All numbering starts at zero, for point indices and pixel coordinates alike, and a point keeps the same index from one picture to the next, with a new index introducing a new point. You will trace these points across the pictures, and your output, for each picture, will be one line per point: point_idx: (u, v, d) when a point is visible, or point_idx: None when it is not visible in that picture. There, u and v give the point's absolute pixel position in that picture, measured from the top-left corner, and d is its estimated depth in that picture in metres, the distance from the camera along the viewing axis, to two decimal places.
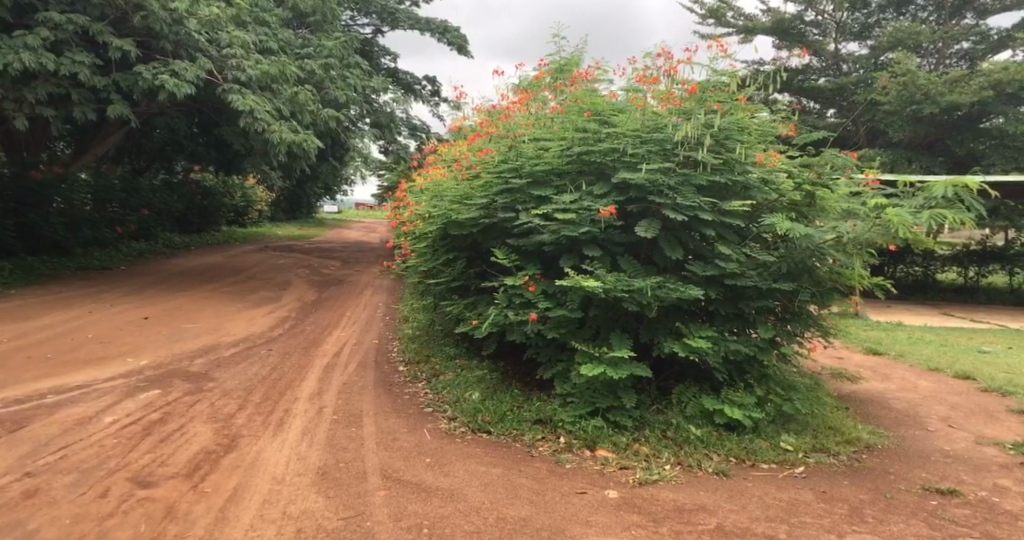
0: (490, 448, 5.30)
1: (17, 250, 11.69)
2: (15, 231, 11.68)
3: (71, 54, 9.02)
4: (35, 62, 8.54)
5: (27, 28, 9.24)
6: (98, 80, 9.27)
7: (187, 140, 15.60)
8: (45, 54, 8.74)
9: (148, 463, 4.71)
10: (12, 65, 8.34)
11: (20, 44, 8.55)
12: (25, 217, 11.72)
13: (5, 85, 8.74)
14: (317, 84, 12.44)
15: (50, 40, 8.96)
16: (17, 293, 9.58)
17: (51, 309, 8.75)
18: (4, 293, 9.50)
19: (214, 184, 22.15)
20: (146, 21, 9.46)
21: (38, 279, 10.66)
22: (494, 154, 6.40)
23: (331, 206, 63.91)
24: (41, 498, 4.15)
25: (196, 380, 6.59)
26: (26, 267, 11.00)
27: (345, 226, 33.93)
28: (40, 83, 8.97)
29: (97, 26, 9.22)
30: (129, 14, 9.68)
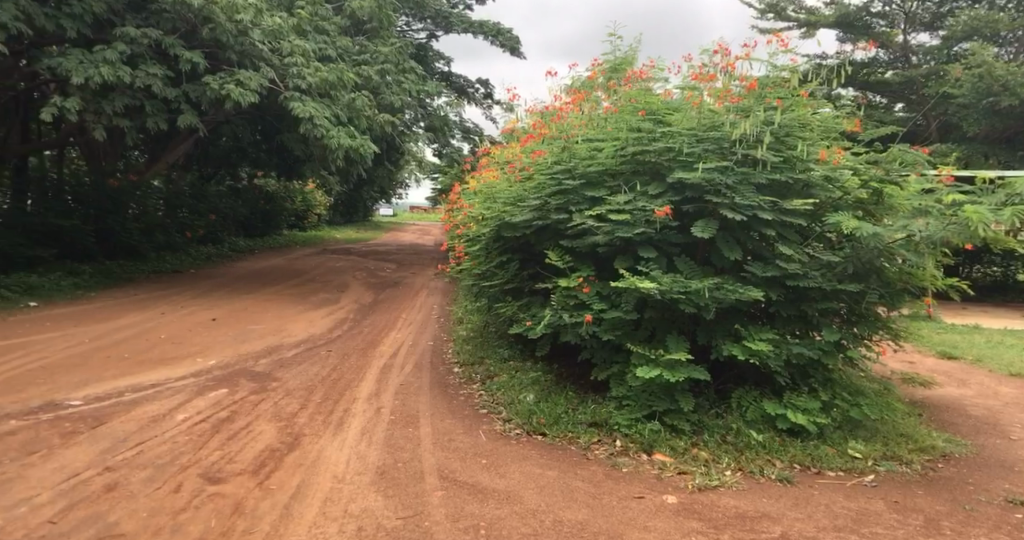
0: (545, 450, 5.30)
1: (98, 255, 12.33)
2: (98, 237, 12.35)
3: (146, 67, 9.43)
4: (113, 76, 8.96)
5: (104, 43, 9.69)
6: (170, 91, 9.66)
7: (251, 148, 16.10)
8: (123, 67, 9.16)
9: (217, 459, 4.89)
10: (92, 79, 8.79)
11: (99, 58, 8.98)
12: (106, 223, 12.37)
13: (87, 99, 9.23)
14: (374, 89, 12.68)
15: (127, 54, 9.40)
16: (98, 296, 10.07)
17: (128, 311, 9.16)
18: (86, 295, 10.04)
19: (276, 189, 22.89)
20: (215, 33, 9.82)
21: (115, 281, 11.23)
22: (546, 156, 6.43)
23: (388, 209, 65.03)
24: (120, 491, 4.36)
25: (261, 379, 6.81)
26: (105, 271, 11.58)
27: (401, 230, 34.52)
28: (118, 96, 9.41)
29: (168, 40, 9.60)
30: (198, 27, 10.01)
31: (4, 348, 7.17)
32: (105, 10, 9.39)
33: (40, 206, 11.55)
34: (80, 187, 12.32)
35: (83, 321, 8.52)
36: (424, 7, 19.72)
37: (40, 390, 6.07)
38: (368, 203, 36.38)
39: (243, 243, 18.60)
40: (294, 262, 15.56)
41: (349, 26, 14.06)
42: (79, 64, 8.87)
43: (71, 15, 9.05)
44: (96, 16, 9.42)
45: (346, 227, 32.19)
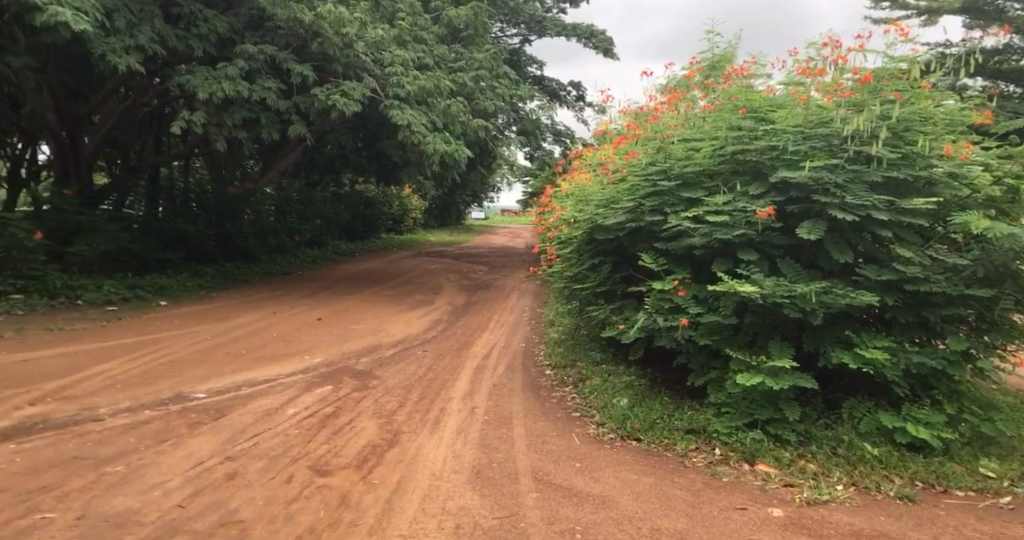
0: (640, 456, 5.21)
1: (218, 258, 13.22)
2: (219, 241, 13.24)
3: (262, 81, 10.00)
4: (233, 90, 9.57)
5: (227, 60, 10.37)
6: (282, 103, 10.21)
7: (352, 155, 16.76)
8: (242, 82, 9.76)
9: (325, 452, 5.12)
10: (216, 94, 9.43)
11: (221, 74, 9.62)
12: (226, 228, 13.26)
13: (211, 112, 9.90)
14: (468, 95, 12.93)
15: (246, 70, 10.01)
16: (217, 295, 10.78)
17: (243, 310, 9.76)
18: (207, 294, 10.79)
19: (375, 194, 23.78)
20: (323, 46, 10.30)
21: (230, 282, 12.00)
22: (640, 157, 6.31)
23: (479, 213, 66.06)
24: (238, 480, 4.64)
25: (362, 377, 7.07)
26: (225, 272, 12.40)
27: (494, 232, 35.02)
28: (238, 109, 10.01)
29: (282, 55, 10.15)
30: (308, 41, 10.51)
31: (137, 343, 7.79)
32: (227, 29, 10.06)
33: (169, 212, 12.49)
34: (204, 194, 13.29)
35: (204, 318, 9.15)
36: (518, 13, 19.91)
37: (168, 383, 6.56)
38: (461, 206, 37.11)
39: (345, 246, 19.41)
40: (391, 265, 16.09)
41: (446, 34, 14.38)
42: (205, 81, 9.53)
43: (198, 35, 9.77)
44: (219, 35, 10.09)
45: (440, 230, 32.98)
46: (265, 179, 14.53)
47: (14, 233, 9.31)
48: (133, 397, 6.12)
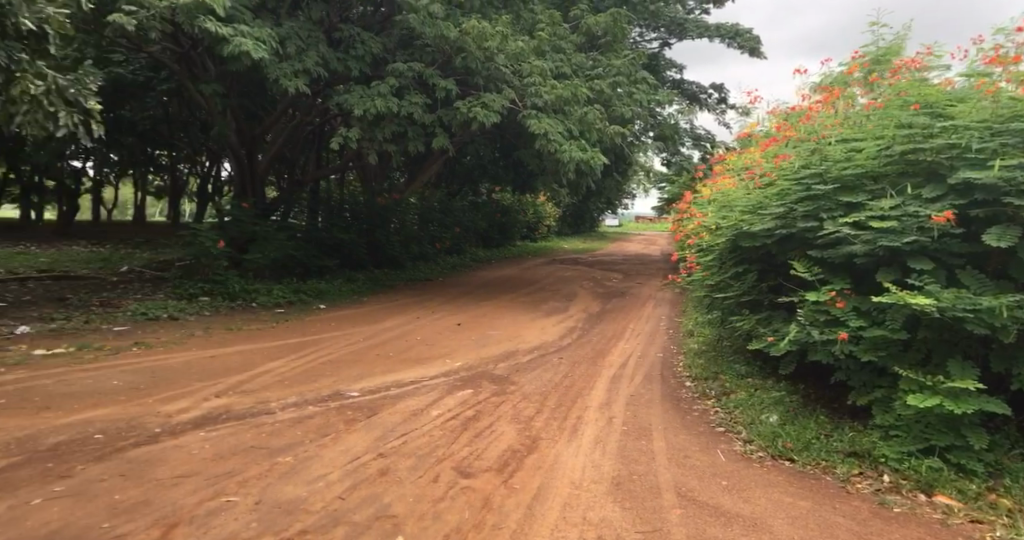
0: (795, 478, 4.88)
1: (368, 264, 14.10)
2: (369, 248, 14.12)
3: (410, 97, 10.53)
4: (385, 106, 10.15)
5: (380, 78, 11.02)
6: (427, 117, 10.67)
7: (490, 165, 17.23)
8: (392, 98, 10.34)
9: (468, 454, 5.26)
10: (370, 110, 10.05)
11: (375, 92, 10.24)
12: (376, 236, 14.10)
13: (366, 128, 10.56)
14: (605, 102, 12.90)
15: (396, 86, 10.59)
16: (368, 300, 11.46)
17: (391, 314, 10.32)
18: (359, 298, 11.51)
19: (510, 202, 24.32)
20: (466, 60, 10.68)
21: (376, 287, 12.72)
22: (793, 159, 5.94)
23: (612, 220, 65.54)
24: (390, 476, 4.87)
25: (500, 382, 7.20)
26: (374, 278, 13.18)
27: (628, 239, 34.61)
28: (389, 124, 10.59)
29: (430, 71, 10.64)
30: (453, 56, 10.95)
31: (299, 343, 8.46)
32: (380, 49, 10.73)
33: (327, 222, 13.47)
34: (357, 204, 14.23)
35: (355, 321, 9.76)
36: (658, 17, 19.59)
37: (327, 381, 7.06)
38: (594, 214, 37.08)
39: (482, 253, 20.00)
40: (525, 272, 16.34)
41: (584, 43, 14.46)
42: (361, 99, 10.18)
43: (355, 57, 10.50)
44: (372, 56, 10.76)
45: (574, 237, 33.11)
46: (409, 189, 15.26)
47: (203, 242, 10.81)
48: (297, 393, 6.64)
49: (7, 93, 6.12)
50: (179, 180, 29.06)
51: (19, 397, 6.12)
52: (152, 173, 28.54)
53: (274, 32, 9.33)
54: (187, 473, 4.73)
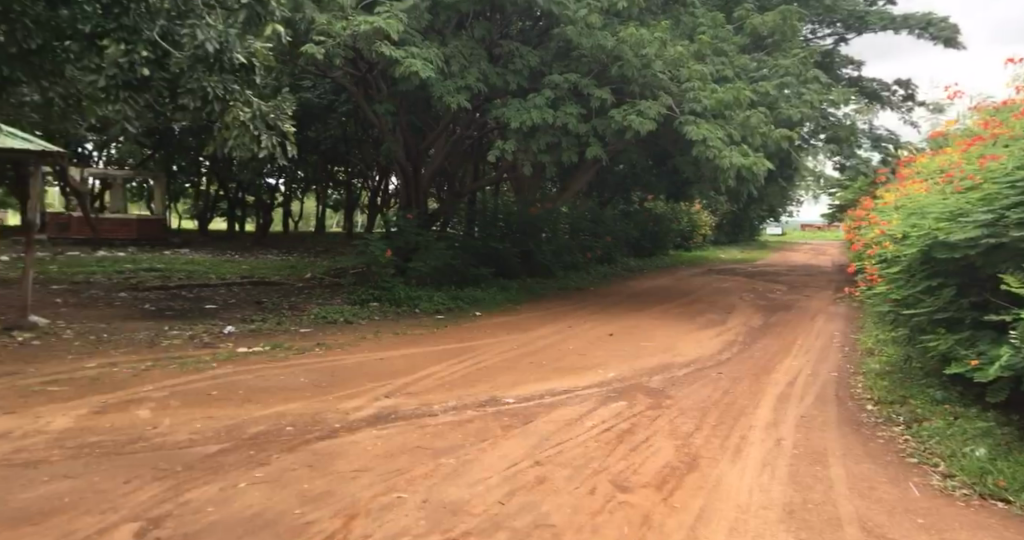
0: (1010, 522, 4.26)
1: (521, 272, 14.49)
2: (522, 257, 14.50)
3: (565, 107, 10.63)
4: (540, 118, 10.35)
5: (537, 91, 11.23)
6: (582, 127, 10.71)
7: (644, 173, 16.95)
8: (547, 110, 10.51)
9: (625, 468, 5.17)
10: (526, 123, 10.30)
11: (531, 104, 10.48)
12: (529, 245, 14.43)
13: (520, 140, 10.82)
14: (771, 105, 12.27)
15: (552, 98, 10.76)
16: (522, 308, 11.70)
17: (546, 323, 10.47)
18: (512, 306, 11.80)
19: (664, 211, 23.83)
20: (622, 69, 10.63)
21: (530, 295, 12.99)
22: (1004, 160, 5.27)
23: (775, 228, 61.75)
24: (548, 485, 4.90)
25: (656, 395, 7.03)
26: (526, 287, 13.48)
27: (792, 249, 32.57)
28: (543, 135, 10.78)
29: (584, 81, 10.70)
30: (609, 65, 10.94)
31: (458, 349, 8.82)
32: (538, 62, 10.95)
33: (482, 232, 14.00)
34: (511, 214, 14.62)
35: (510, 328, 10.01)
36: (834, 11, 18.28)
37: (483, 387, 7.28)
38: (754, 221, 35.30)
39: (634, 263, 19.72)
40: (680, 282, 15.89)
41: (748, 44, 13.85)
42: (518, 112, 10.47)
43: (514, 71, 10.83)
44: (530, 69, 11.03)
45: (732, 246, 31.75)
46: (561, 199, 15.40)
47: (374, 251, 11.77)
48: (457, 397, 6.92)
49: (224, 119, 7.13)
50: (353, 193, 31.60)
51: (226, 389, 6.93)
52: (330, 186, 31.29)
53: (439, 52, 9.90)
54: (362, 468, 5.07)
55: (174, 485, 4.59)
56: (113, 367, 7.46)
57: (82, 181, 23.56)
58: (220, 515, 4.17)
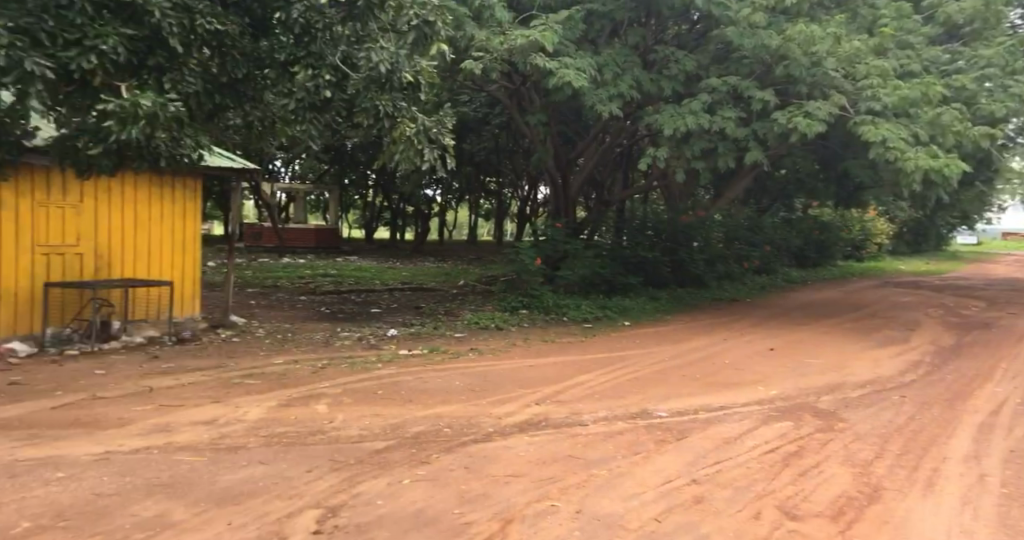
0: None
1: (672, 282, 14.21)
2: (672, 266, 14.20)
3: (723, 111, 10.23)
4: (695, 123, 10.04)
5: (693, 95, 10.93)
6: (741, 131, 10.23)
7: (810, 179, 15.93)
8: (704, 114, 10.17)
9: (792, 494, 4.82)
10: (680, 128, 10.05)
11: (686, 109, 10.21)
12: (680, 254, 14.09)
13: (672, 146, 10.58)
14: (968, 100, 11.05)
15: (709, 102, 10.41)
16: (674, 319, 11.38)
17: (700, 335, 10.10)
18: (664, 317, 11.54)
19: (833, 219, 22.22)
20: (788, 69, 10.06)
21: (684, 305, 12.65)
22: None
23: (963, 235, 55.29)
24: (707, 506, 4.67)
25: (826, 417, 6.52)
26: (677, 297, 13.15)
27: (988, 261, 29.02)
28: (697, 140, 10.46)
29: (745, 83, 10.25)
30: (774, 65, 10.39)
31: (608, 359, 8.75)
32: (694, 66, 10.63)
33: (631, 240, 13.86)
34: (661, 222, 14.31)
35: (664, 340, 9.79)
36: None
37: (635, 398, 7.15)
38: (940, 230, 31.91)
39: (795, 274, 18.49)
40: (851, 295, 14.71)
41: (940, 34, 12.58)
42: (672, 117, 10.24)
43: (670, 77, 10.61)
44: (686, 74, 10.77)
45: (913, 257, 28.90)
46: (715, 206, 14.83)
47: (523, 259, 12.05)
48: (609, 408, 6.85)
49: (392, 134, 7.39)
50: (504, 202, 32.48)
51: (392, 389, 7.36)
52: (483, 196, 32.41)
53: (593, 61, 10.00)
54: (516, 474, 5.15)
55: (347, 478, 4.91)
56: (295, 364, 8.20)
57: (269, 194, 26.32)
58: (389, 509, 4.39)
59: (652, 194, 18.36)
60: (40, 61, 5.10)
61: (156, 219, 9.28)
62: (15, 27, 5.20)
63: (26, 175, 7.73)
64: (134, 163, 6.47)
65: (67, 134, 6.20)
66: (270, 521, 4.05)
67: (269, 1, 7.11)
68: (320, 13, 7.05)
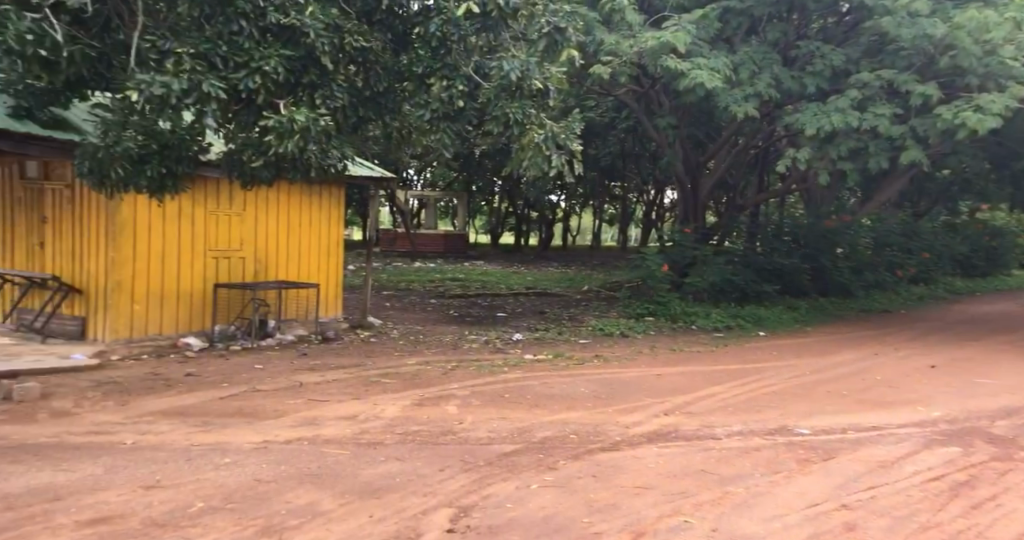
0: None
1: (813, 292, 13.51)
2: (812, 275, 13.53)
3: (875, 108, 9.50)
4: (842, 122, 9.41)
5: (839, 92, 10.33)
6: (897, 128, 9.46)
7: (978, 180, 14.58)
8: (853, 112, 9.50)
9: (970, 530, 4.15)
10: (824, 128, 9.47)
11: (832, 107, 9.60)
12: (820, 262, 13.40)
13: (815, 147, 10.00)
14: None
15: (859, 99, 9.72)
16: (815, 330, 10.68)
17: (844, 348, 9.41)
18: (804, 327, 10.88)
19: (1006, 224, 20.12)
20: (956, 59, 9.19)
21: (827, 316, 11.91)
22: None
23: None
24: (863, 534, 4.09)
25: (1003, 444, 5.82)
26: (819, 307, 12.43)
27: None
28: (844, 140, 9.80)
29: (902, 77, 9.48)
30: (938, 56, 9.53)
31: (741, 371, 8.35)
32: (843, 61, 10.06)
33: (766, 247, 13.31)
34: (799, 227, 13.66)
35: (806, 352, 9.23)
36: None
37: (775, 413, 6.76)
38: None
39: (954, 284, 16.83)
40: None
41: None
42: (815, 116, 9.69)
43: (814, 73, 10.04)
44: (833, 69, 10.14)
45: None
46: (863, 211, 13.89)
47: (650, 265, 11.83)
48: (746, 422, 6.52)
49: (521, 142, 7.32)
50: (627, 207, 32.11)
51: (518, 393, 7.42)
52: (607, 201, 32.26)
53: (728, 61, 9.71)
54: (644, 486, 4.80)
55: (478, 479, 4.90)
56: (426, 365, 8.50)
57: (403, 202, 27.73)
58: (519, 513, 4.21)
59: (792, 199, 17.65)
60: (215, 83, 5.64)
61: (306, 225, 9.99)
62: (197, 53, 5.90)
63: (200, 187, 8.60)
64: (290, 176, 6.96)
65: (233, 149, 6.78)
66: (408, 516, 4.06)
67: (410, 17, 7.48)
68: (456, 25, 7.23)
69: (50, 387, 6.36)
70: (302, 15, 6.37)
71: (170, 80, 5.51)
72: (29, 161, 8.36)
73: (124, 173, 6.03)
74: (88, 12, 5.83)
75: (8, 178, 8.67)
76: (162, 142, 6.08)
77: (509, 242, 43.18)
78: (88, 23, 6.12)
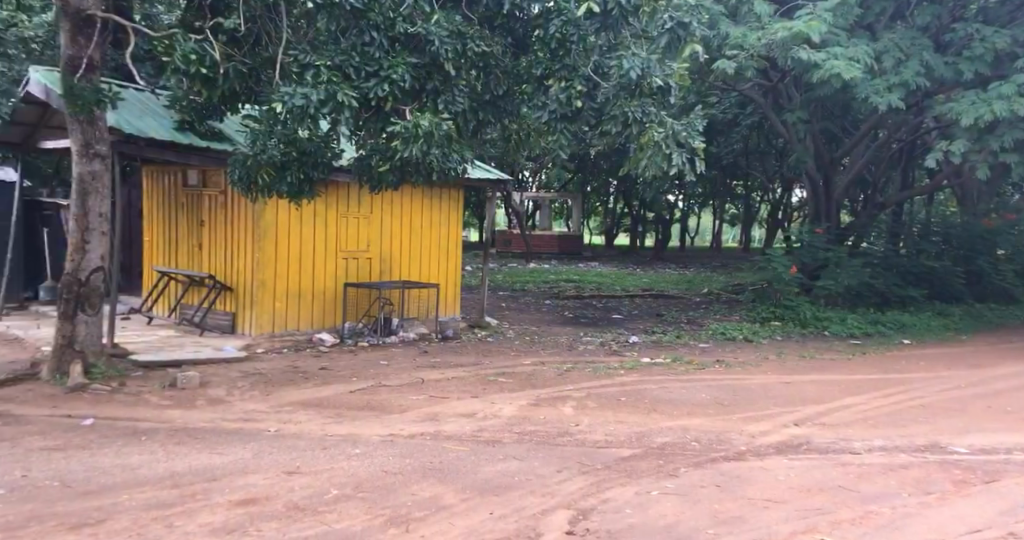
0: None
1: (968, 297, 12.49)
2: (967, 278, 12.58)
3: None
4: (1006, 109, 8.53)
5: (1003, 78, 9.38)
6: None
7: None
8: (1019, 98, 8.56)
9: None
10: (983, 117, 8.65)
11: (994, 94, 8.76)
12: (976, 263, 12.53)
13: (973, 138, 9.13)
14: None
15: None
16: (968, 339, 9.73)
17: (1005, 360, 8.49)
18: (956, 336, 9.92)
19: None
20: None
21: (987, 324, 10.82)
22: None
23: None
24: None
25: None
26: (975, 313, 11.32)
27: None
28: (1007, 129, 8.85)
29: None
30: None
31: (882, 381, 7.73)
32: (1008, 42, 9.10)
33: (912, 247, 12.49)
34: (951, 224, 12.78)
35: (959, 363, 8.40)
36: None
37: (922, 429, 6.20)
38: None
39: None
40: None
41: None
42: (971, 105, 8.89)
43: (971, 58, 9.19)
44: (995, 52, 9.21)
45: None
46: None
47: (776, 267, 11.26)
48: (888, 436, 6.03)
49: (639, 140, 7.15)
50: (751, 207, 30.69)
51: (636, 396, 7.29)
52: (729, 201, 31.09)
53: (869, 49, 9.09)
54: (776, 500, 4.53)
55: (596, 482, 4.83)
56: (543, 365, 8.54)
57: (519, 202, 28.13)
58: (640, 519, 4.09)
59: (942, 195, 16.43)
60: (349, 92, 6.00)
61: (427, 226, 10.32)
62: (333, 65, 6.28)
63: (332, 192, 9.10)
64: (414, 180, 7.16)
65: (363, 154, 7.13)
66: (528, 515, 4.07)
67: (532, 19, 7.53)
68: (576, 26, 7.20)
69: (206, 376, 6.97)
70: (427, 24, 6.64)
71: (310, 91, 5.93)
72: (190, 169, 9.22)
73: (270, 179, 6.56)
74: (241, 31, 6.48)
75: (172, 186, 9.60)
76: (301, 149, 6.47)
77: (625, 243, 42.63)
78: (241, 41, 6.69)
